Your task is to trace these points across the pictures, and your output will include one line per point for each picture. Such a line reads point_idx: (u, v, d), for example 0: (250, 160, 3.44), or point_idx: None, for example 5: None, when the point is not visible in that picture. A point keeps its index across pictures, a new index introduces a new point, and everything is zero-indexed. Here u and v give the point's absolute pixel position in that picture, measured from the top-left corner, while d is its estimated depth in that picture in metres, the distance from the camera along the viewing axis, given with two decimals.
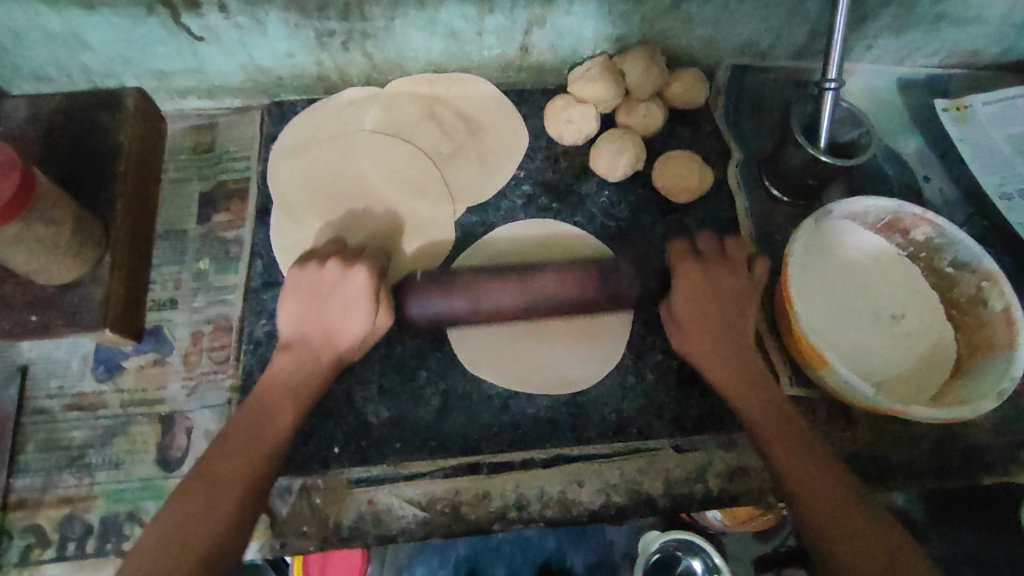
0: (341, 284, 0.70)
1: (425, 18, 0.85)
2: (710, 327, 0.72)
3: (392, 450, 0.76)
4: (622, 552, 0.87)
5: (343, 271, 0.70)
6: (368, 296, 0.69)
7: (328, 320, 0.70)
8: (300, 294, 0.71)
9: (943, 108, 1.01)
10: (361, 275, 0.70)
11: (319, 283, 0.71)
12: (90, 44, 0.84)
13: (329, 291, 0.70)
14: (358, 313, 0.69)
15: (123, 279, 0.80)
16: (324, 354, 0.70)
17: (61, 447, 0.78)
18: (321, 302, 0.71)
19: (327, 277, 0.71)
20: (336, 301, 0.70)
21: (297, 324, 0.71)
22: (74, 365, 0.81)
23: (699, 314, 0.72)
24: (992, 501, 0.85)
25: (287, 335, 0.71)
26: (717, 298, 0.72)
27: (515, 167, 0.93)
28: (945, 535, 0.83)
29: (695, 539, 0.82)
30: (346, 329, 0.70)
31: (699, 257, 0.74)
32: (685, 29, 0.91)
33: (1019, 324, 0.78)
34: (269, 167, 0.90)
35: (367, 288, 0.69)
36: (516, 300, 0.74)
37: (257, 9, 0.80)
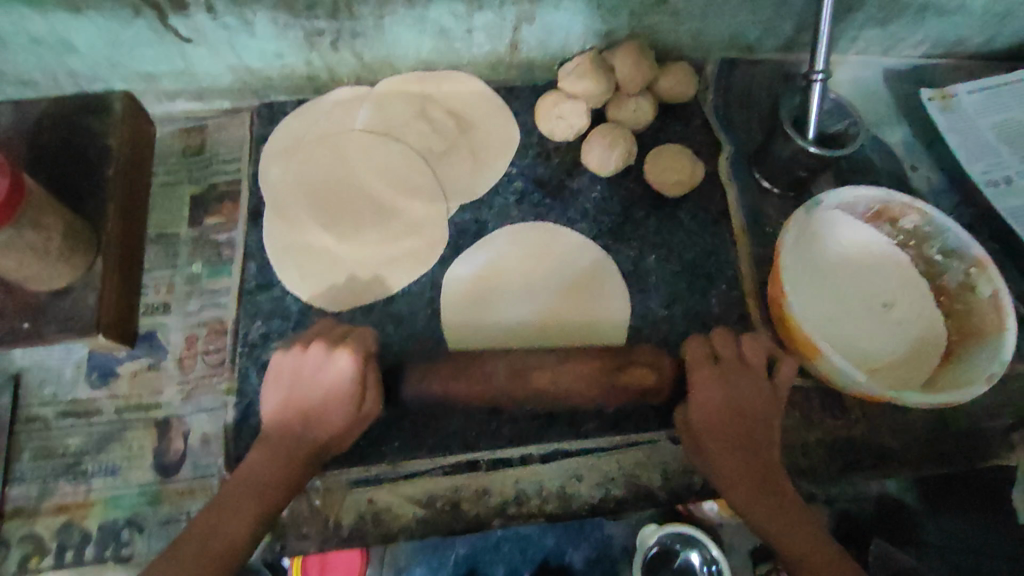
0: (324, 366, 0.67)
1: (415, 16, 0.85)
2: (721, 431, 0.67)
3: (391, 448, 0.76)
4: (622, 545, 0.79)
5: (326, 356, 0.67)
6: (351, 383, 0.67)
7: (308, 407, 0.68)
8: (282, 381, 0.69)
9: (929, 97, 1.01)
10: (345, 362, 0.67)
11: (299, 370, 0.68)
12: (76, 48, 0.83)
13: (311, 378, 0.68)
14: (346, 401, 0.67)
15: (115, 284, 0.80)
16: (302, 446, 0.67)
17: (56, 455, 0.78)
18: (301, 389, 0.68)
19: (309, 363, 0.68)
20: (319, 385, 0.67)
21: (276, 411, 0.68)
22: (67, 372, 0.81)
23: (712, 421, 0.68)
24: (982, 485, 0.84)
25: (268, 420, 0.69)
26: (734, 406, 0.67)
27: (507, 164, 0.93)
28: (940, 523, 0.82)
29: None
30: (329, 416, 0.67)
31: (717, 364, 0.69)
32: (673, 24, 0.92)
33: (1007, 308, 0.79)
34: (260, 169, 0.90)
35: (349, 381, 0.66)
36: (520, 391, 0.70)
37: (244, 9, 0.79)
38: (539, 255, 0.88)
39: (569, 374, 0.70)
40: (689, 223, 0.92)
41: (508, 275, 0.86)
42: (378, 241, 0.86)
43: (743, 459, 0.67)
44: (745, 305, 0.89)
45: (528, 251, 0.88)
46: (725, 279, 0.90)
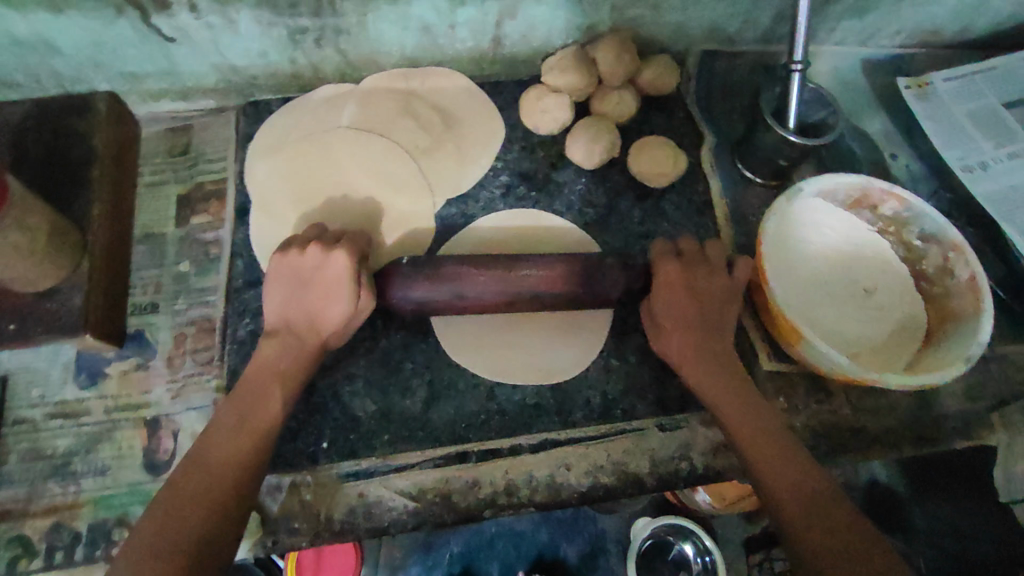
0: (325, 264, 0.71)
1: (398, 12, 0.85)
2: (686, 321, 0.73)
3: (381, 442, 0.76)
4: (614, 539, 0.88)
5: (324, 254, 0.71)
6: (349, 280, 0.70)
7: (313, 305, 0.71)
8: (284, 280, 0.72)
9: (905, 85, 1.04)
10: (341, 259, 0.70)
11: (302, 268, 0.72)
12: (58, 49, 0.83)
13: (312, 274, 0.71)
14: (342, 296, 0.70)
15: (102, 284, 0.80)
16: (309, 336, 0.71)
17: (45, 456, 0.77)
18: (303, 287, 0.71)
19: (308, 262, 0.71)
20: (319, 284, 0.71)
21: (280, 310, 0.72)
22: (55, 373, 0.80)
23: (676, 312, 0.74)
24: (965, 469, 0.89)
25: (272, 320, 0.72)
26: (699, 298, 0.74)
27: (493, 159, 0.94)
28: (926, 508, 0.89)
29: (686, 523, 0.84)
30: (329, 308, 0.70)
31: (682, 260, 0.75)
32: (654, 17, 0.93)
33: (984, 291, 0.81)
34: (246, 167, 0.90)
35: (347, 273, 0.70)
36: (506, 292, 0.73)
37: (227, 7, 0.80)
38: (525, 246, 0.88)
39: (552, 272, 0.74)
40: (674, 214, 0.93)
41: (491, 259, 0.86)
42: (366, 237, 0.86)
43: (704, 350, 0.73)
44: None
45: (513, 243, 0.89)
46: None
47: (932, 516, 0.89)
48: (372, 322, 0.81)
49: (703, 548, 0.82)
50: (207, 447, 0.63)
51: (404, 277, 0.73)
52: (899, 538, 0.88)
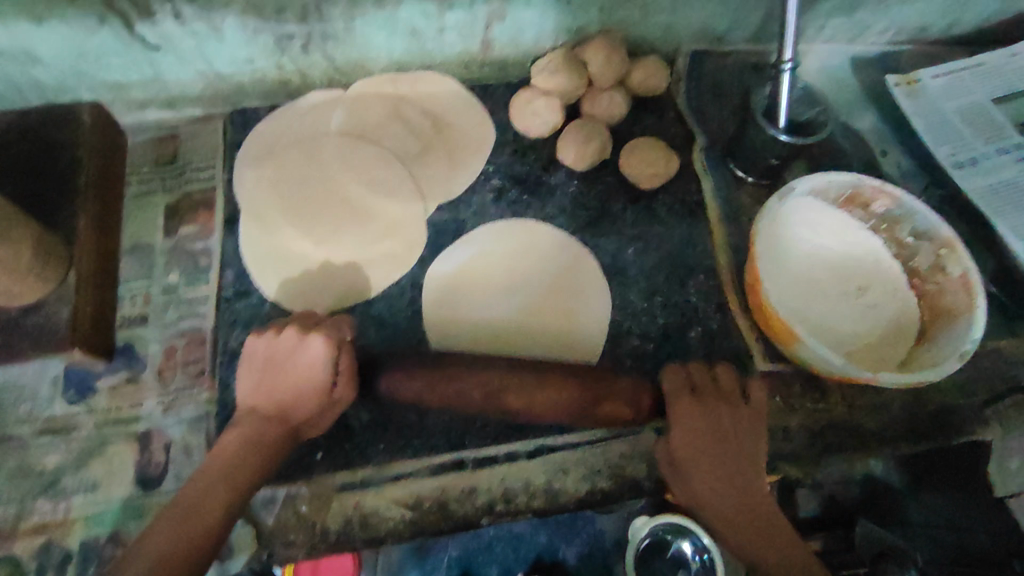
0: (299, 351, 0.68)
1: (385, 17, 0.84)
2: (703, 453, 0.69)
3: (376, 451, 0.75)
4: (613, 539, 0.85)
5: (299, 339, 0.68)
6: (326, 366, 0.67)
7: (283, 390, 0.68)
8: (255, 365, 0.70)
9: (896, 83, 1.02)
10: (320, 345, 0.67)
11: (273, 352, 0.69)
12: (41, 59, 0.82)
13: (285, 360, 0.68)
14: (320, 383, 0.68)
15: (90, 297, 0.78)
16: (275, 429, 0.68)
17: (34, 473, 0.76)
18: (275, 371, 0.69)
19: (282, 345, 0.68)
20: (294, 368, 0.68)
21: (252, 394, 0.69)
22: (43, 388, 0.79)
23: (694, 450, 0.70)
24: (959, 461, 0.87)
25: (245, 403, 0.69)
26: (717, 430, 0.70)
27: (484, 163, 0.93)
28: (922, 501, 0.86)
29: (685, 522, 0.79)
30: (305, 396, 0.68)
31: (697, 398, 0.71)
32: (643, 18, 0.93)
33: (976, 287, 0.81)
34: (234, 175, 0.89)
35: (323, 361, 0.67)
36: (486, 410, 0.71)
37: (212, 14, 0.79)
38: (520, 253, 0.88)
39: (543, 399, 0.70)
40: (666, 216, 0.93)
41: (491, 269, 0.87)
42: (357, 245, 0.85)
43: (720, 481, 0.69)
44: (724, 294, 0.90)
45: (509, 247, 0.88)
46: (703, 268, 0.91)
47: (926, 509, 0.85)
48: None
49: (701, 546, 0.78)
50: (161, 524, 0.60)
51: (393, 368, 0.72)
52: (895, 531, 0.83)
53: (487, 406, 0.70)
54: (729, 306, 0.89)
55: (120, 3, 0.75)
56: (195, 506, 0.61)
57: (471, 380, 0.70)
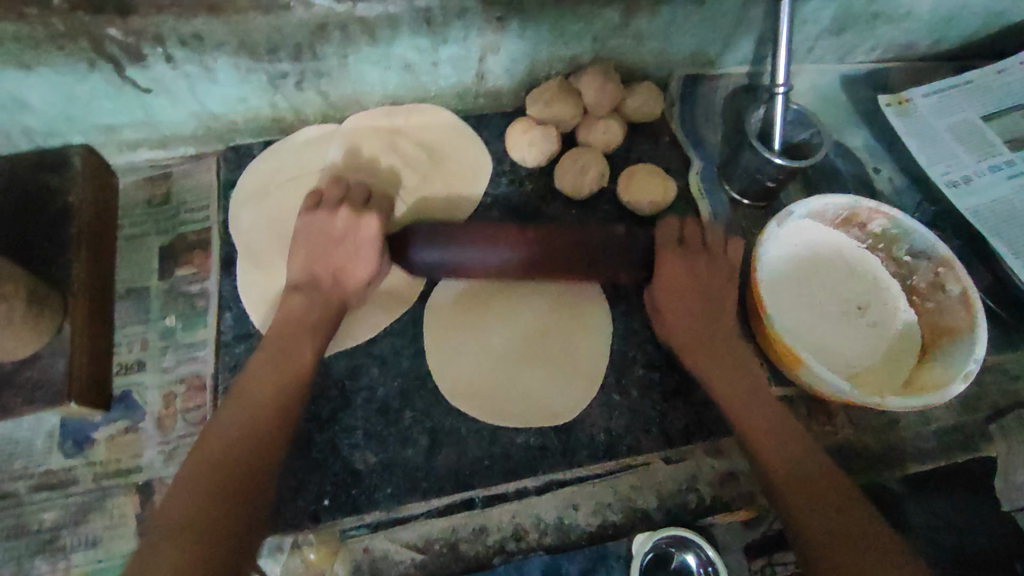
0: (351, 226, 0.75)
1: (379, 53, 0.84)
2: (693, 307, 0.77)
3: (384, 495, 0.73)
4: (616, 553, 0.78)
5: (355, 217, 0.75)
6: (377, 242, 0.75)
7: (339, 265, 0.75)
8: (313, 237, 0.75)
9: (886, 103, 1.05)
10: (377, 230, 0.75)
11: (331, 229, 0.75)
12: (29, 105, 0.81)
13: (341, 234, 0.75)
14: (366, 259, 0.75)
15: (87, 347, 0.77)
16: (333, 293, 0.74)
17: (32, 531, 0.74)
18: (332, 244, 0.75)
19: (337, 225, 0.75)
20: (349, 243, 0.75)
21: (307, 265, 0.75)
22: (38, 443, 0.77)
23: (677, 301, 0.77)
24: (963, 470, 0.86)
25: (298, 277, 0.74)
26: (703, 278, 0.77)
27: (482, 194, 0.93)
28: (922, 504, 0.84)
29: (688, 534, 0.74)
30: (355, 268, 0.75)
31: (683, 252, 0.78)
32: (636, 45, 0.93)
33: (976, 306, 0.82)
34: (230, 216, 0.88)
35: (377, 235, 0.75)
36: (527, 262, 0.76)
37: (205, 56, 0.78)
38: None
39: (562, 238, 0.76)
40: None
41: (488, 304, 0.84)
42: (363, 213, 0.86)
43: (709, 342, 0.76)
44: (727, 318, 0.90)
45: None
46: None
47: (926, 513, 0.84)
48: (369, 369, 0.79)
49: (706, 560, 0.74)
50: (295, 325, 0.72)
51: (426, 234, 0.76)
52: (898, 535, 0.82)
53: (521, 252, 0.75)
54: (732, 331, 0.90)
55: (110, 49, 0.74)
56: (285, 348, 0.70)
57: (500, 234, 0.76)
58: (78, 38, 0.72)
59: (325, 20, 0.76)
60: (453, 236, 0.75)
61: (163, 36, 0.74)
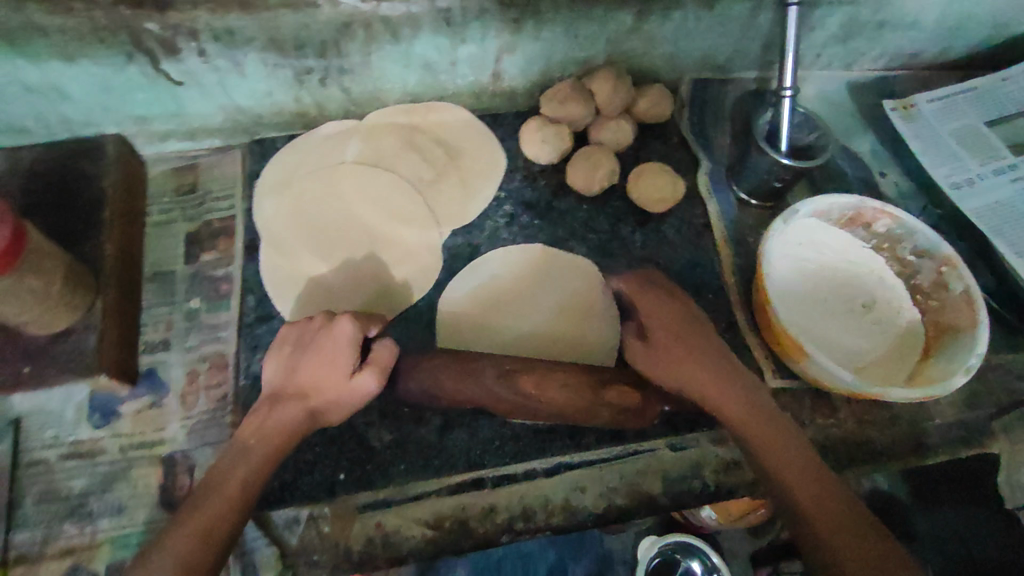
0: (326, 330, 0.71)
1: (400, 51, 0.88)
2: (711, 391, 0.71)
3: (397, 470, 0.76)
4: (621, 559, 0.95)
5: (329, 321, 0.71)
6: (352, 348, 0.69)
7: (309, 373, 0.70)
8: (288, 345, 0.73)
9: (891, 108, 1.07)
10: (387, 349, 0.71)
11: (306, 333, 0.72)
12: (69, 95, 0.85)
13: (316, 338, 0.71)
14: (342, 368, 0.69)
15: (116, 323, 0.80)
16: (298, 407, 0.69)
17: (60, 497, 0.77)
18: (303, 350, 0.71)
19: (314, 325, 0.72)
20: (322, 350, 0.70)
21: (280, 371, 0.72)
22: (68, 414, 0.80)
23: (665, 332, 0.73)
24: (967, 472, 0.91)
25: (270, 385, 0.71)
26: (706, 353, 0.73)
27: (496, 189, 0.96)
28: (929, 513, 0.92)
29: (693, 543, 0.91)
30: (327, 378, 0.69)
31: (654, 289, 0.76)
32: (647, 48, 0.97)
33: (979, 304, 0.83)
34: (254, 205, 0.91)
35: (350, 338, 0.69)
36: (517, 392, 0.72)
37: (236, 51, 0.82)
38: (533, 282, 0.90)
39: (552, 384, 0.73)
40: (674, 238, 0.96)
41: (507, 300, 0.88)
42: (378, 283, 0.87)
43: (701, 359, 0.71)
44: (732, 313, 0.92)
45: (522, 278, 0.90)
46: (711, 289, 0.94)
47: (932, 518, 0.91)
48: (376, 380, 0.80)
49: (711, 566, 0.90)
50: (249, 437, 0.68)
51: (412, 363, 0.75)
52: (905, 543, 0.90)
53: (508, 389, 0.72)
54: (737, 324, 0.92)
55: (148, 43, 0.79)
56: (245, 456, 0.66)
57: (488, 366, 0.74)
58: (119, 32, 0.76)
59: (350, 18, 0.80)
60: (443, 371, 0.74)
61: (197, 31, 0.78)
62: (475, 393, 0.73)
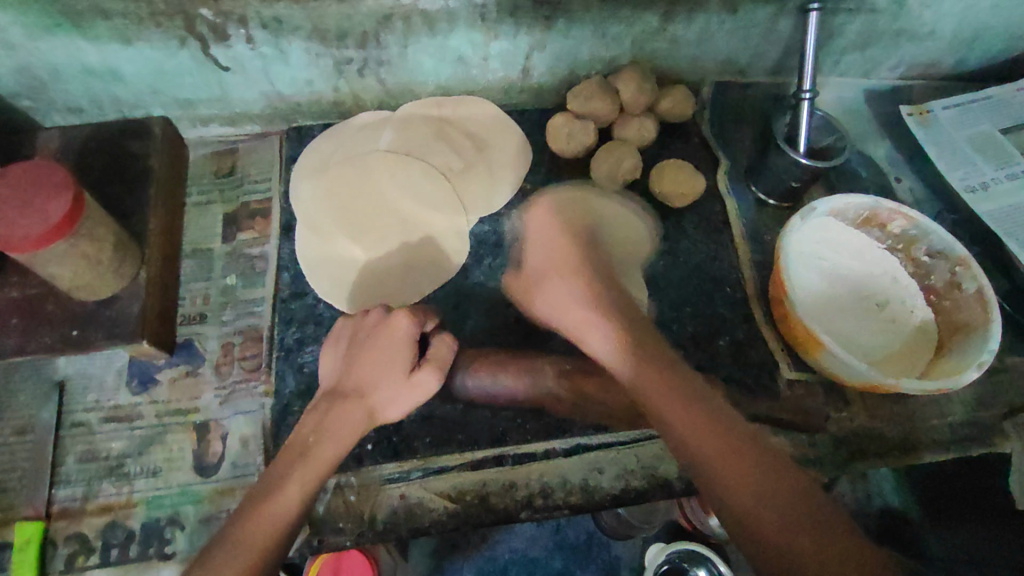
0: (382, 326, 0.74)
1: (436, 44, 0.92)
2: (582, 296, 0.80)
3: (422, 444, 0.80)
4: (627, 565, 1.02)
5: (384, 316, 0.75)
6: (409, 344, 0.73)
7: (364, 372, 0.72)
8: (341, 344, 0.76)
9: (908, 113, 1.10)
10: (446, 345, 0.76)
11: (360, 330, 0.76)
12: (123, 77, 0.90)
13: (370, 334, 0.74)
14: (400, 366, 0.72)
15: (158, 294, 0.84)
16: (353, 406, 0.71)
17: (100, 457, 0.80)
18: (358, 348, 0.74)
19: (368, 321, 0.75)
20: (378, 347, 0.73)
21: (335, 369, 0.75)
22: (109, 379, 0.84)
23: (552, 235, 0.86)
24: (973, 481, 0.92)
25: (328, 384, 0.75)
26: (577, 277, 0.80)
27: (522, 181, 0.99)
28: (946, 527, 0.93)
29: (702, 550, 0.92)
30: (384, 375, 0.72)
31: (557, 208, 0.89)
32: (671, 50, 1.00)
33: (991, 302, 0.85)
34: (291, 188, 0.95)
35: (408, 335, 0.73)
36: (570, 390, 0.81)
37: (281, 39, 0.86)
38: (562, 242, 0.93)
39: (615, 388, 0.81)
40: (693, 233, 0.99)
41: None
42: (407, 268, 0.90)
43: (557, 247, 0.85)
44: (749, 308, 0.94)
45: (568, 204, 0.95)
46: (730, 282, 0.96)
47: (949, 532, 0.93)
48: None
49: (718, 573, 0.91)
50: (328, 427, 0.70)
51: (469, 363, 0.81)
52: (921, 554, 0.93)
53: (567, 388, 0.81)
54: (754, 319, 0.94)
55: (200, 28, 0.83)
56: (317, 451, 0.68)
57: (548, 365, 0.82)
58: (174, 17, 0.81)
59: (391, 11, 0.85)
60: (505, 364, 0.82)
61: (247, 18, 0.82)
62: (529, 391, 0.81)
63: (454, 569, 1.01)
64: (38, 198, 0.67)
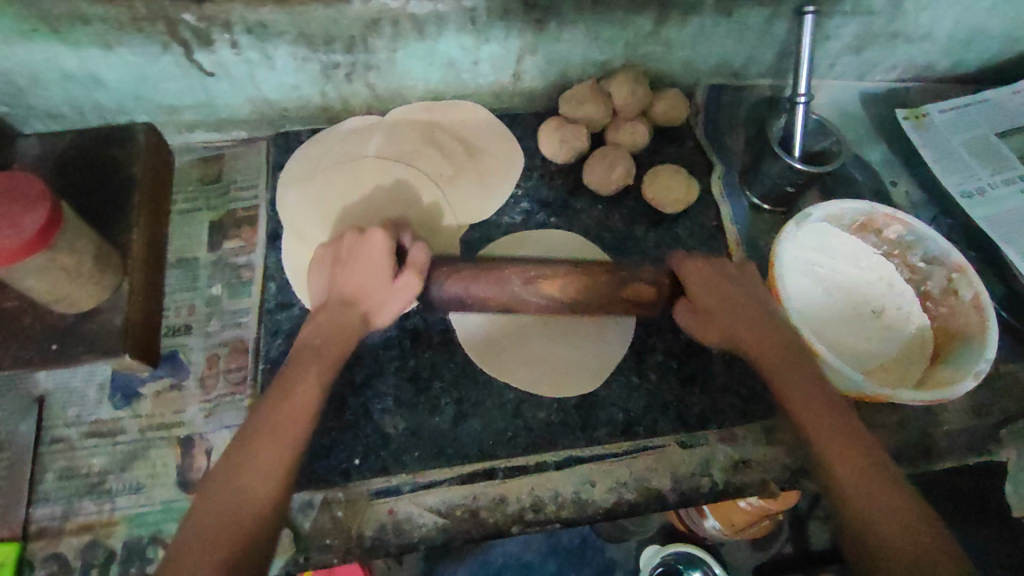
0: (361, 246, 0.77)
1: (425, 48, 0.90)
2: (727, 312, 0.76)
3: (411, 458, 0.78)
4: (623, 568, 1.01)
5: (360, 236, 0.77)
6: (387, 253, 0.76)
7: (353, 282, 0.76)
8: (326, 265, 0.79)
9: (904, 116, 1.08)
10: (421, 251, 0.77)
11: (339, 252, 0.78)
12: (104, 82, 0.88)
13: (352, 253, 0.77)
14: (382, 273, 0.75)
15: (141, 305, 0.82)
16: (342, 329, 0.74)
17: (81, 474, 0.78)
18: (341, 267, 0.77)
19: (346, 244, 0.78)
20: (361, 262, 0.76)
21: (325, 289, 0.78)
22: (91, 393, 0.82)
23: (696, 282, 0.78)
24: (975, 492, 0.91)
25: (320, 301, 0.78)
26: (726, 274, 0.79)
27: (513, 186, 0.98)
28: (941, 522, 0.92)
29: (694, 552, 0.94)
30: (371, 285, 0.75)
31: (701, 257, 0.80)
32: (665, 53, 0.99)
33: (988, 310, 0.84)
34: (278, 195, 0.94)
35: (386, 246, 0.76)
36: (541, 299, 0.76)
37: (266, 44, 0.84)
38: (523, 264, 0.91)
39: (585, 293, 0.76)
40: (687, 238, 0.97)
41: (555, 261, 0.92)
42: None
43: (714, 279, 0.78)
44: None
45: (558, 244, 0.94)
46: None
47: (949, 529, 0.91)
48: (385, 397, 0.81)
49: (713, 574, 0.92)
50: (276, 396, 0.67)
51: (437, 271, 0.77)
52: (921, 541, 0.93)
53: (537, 293, 0.76)
54: None
55: (184, 33, 0.81)
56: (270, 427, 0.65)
57: (513, 270, 0.76)
58: (157, 21, 0.79)
59: (379, 15, 0.83)
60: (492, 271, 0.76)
61: (231, 23, 0.80)
62: (497, 296, 0.77)
63: (446, 574, 0.99)
64: (14, 210, 0.65)
